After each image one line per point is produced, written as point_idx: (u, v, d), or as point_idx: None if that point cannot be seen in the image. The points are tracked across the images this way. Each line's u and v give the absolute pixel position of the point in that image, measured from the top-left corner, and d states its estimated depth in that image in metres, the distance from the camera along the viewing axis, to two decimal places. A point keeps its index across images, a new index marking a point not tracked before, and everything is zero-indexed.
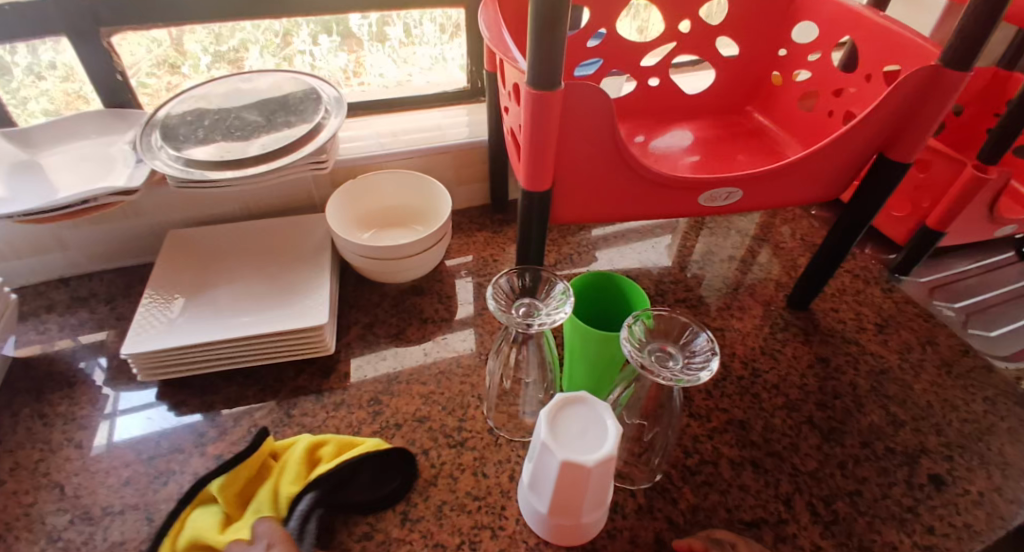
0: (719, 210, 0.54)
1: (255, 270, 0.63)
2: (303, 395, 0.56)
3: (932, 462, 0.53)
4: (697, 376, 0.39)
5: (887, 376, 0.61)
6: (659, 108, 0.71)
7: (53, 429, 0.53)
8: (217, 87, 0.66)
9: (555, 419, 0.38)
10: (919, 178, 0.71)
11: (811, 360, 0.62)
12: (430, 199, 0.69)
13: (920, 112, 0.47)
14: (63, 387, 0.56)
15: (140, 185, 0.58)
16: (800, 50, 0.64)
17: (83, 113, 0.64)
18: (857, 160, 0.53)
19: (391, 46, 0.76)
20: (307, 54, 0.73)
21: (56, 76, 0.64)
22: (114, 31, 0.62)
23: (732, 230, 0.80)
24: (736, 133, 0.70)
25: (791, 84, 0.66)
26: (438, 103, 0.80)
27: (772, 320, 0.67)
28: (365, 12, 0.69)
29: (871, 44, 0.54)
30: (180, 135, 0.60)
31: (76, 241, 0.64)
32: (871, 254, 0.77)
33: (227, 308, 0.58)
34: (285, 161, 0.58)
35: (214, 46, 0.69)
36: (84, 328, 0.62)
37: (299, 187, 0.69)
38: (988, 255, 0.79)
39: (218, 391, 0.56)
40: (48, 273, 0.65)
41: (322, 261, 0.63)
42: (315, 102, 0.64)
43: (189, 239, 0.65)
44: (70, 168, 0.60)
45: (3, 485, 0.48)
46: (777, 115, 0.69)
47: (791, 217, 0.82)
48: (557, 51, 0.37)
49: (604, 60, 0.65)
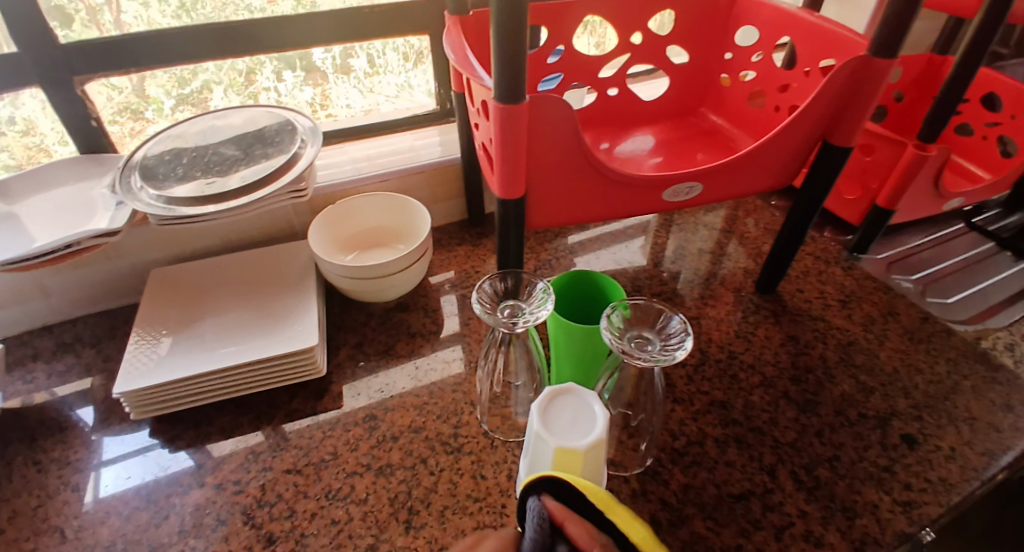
0: (683, 204, 0.57)
1: (242, 301, 0.64)
2: (299, 417, 0.57)
3: (904, 423, 0.56)
4: (673, 355, 0.42)
5: (854, 348, 0.64)
6: (621, 115, 0.74)
7: (49, 474, 0.53)
8: (192, 126, 0.68)
9: (546, 411, 0.40)
10: (866, 162, 0.76)
11: (783, 339, 0.65)
12: (409, 217, 0.71)
13: (853, 99, 0.52)
14: (56, 433, 0.56)
15: (122, 226, 0.59)
16: (745, 51, 0.69)
17: (56, 161, 0.65)
18: (803, 148, 0.57)
19: (356, 77, 0.78)
20: (273, 91, 0.76)
21: (15, 131, 0.65)
22: (88, 79, 0.63)
23: (699, 225, 0.84)
24: (694, 133, 0.74)
25: (739, 83, 0.71)
26: (409, 126, 0.83)
27: (743, 305, 0.70)
28: (329, 44, 0.72)
29: (807, 42, 0.59)
30: (159, 175, 0.62)
31: (59, 288, 0.65)
32: (830, 236, 0.82)
33: (216, 340, 0.59)
34: (267, 192, 0.60)
35: (177, 89, 0.70)
36: (72, 373, 0.62)
37: (279, 217, 0.71)
38: (939, 229, 0.84)
39: (213, 422, 0.56)
40: (31, 322, 0.65)
41: (307, 286, 0.65)
42: (290, 133, 0.67)
43: (173, 276, 0.66)
44: (50, 215, 0.61)
45: (2, 535, 0.48)
46: (729, 114, 0.73)
47: (753, 208, 0.87)
48: (519, 67, 0.40)
49: (564, 74, 0.68)
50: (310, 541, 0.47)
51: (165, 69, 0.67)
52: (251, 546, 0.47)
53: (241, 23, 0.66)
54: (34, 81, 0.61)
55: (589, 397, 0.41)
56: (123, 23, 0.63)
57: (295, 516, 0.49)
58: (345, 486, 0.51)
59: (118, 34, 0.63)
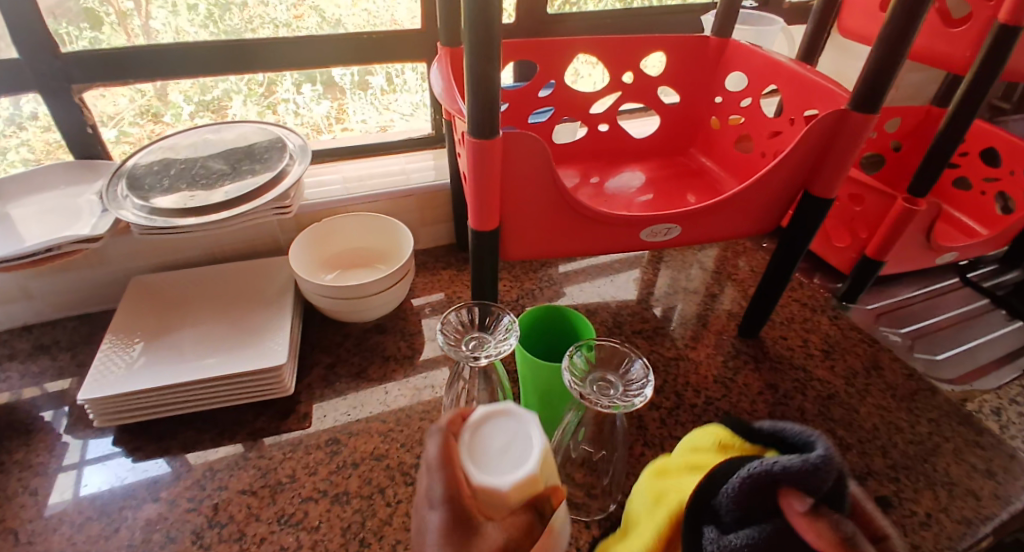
0: (662, 245, 0.57)
1: (218, 313, 0.64)
2: (262, 436, 0.56)
3: (879, 484, 0.54)
4: (632, 402, 0.41)
5: (834, 401, 0.63)
6: (611, 151, 0.75)
7: (6, 478, 0.52)
8: (186, 138, 0.69)
9: (474, 438, 0.30)
10: (855, 211, 0.76)
11: (761, 387, 0.64)
12: (394, 240, 0.71)
13: (834, 151, 0.52)
14: (19, 435, 0.56)
15: (104, 232, 0.60)
16: (734, 96, 0.69)
17: (51, 165, 0.66)
18: (786, 195, 0.57)
19: (372, 94, 0.79)
20: (291, 103, 0.77)
21: (36, 126, 0.66)
22: (86, 88, 0.65)
23: (688, 263, 0.83)
24: (683, 172, 0.74)
25: (728, 126, 0.71)
26: (405, 148, 0.84)
27: (724, 349, 0.69)
28: (346, 63, 0.74)
29: (792, 91, 0.59)
30: (146, 185, 0.62)
31: (40, 289, 0.65)
32: (819, 284, 0.81)
33: (187, 351, 0.59)
34: (251, 207, 0.61)
35: (198, 96, 0.72)
36: (45, 377, 0.61)
37: (265, 232, 0.71)
38: (932, 282, 0.83)
39: (177, 435, 0.56)
40: (10, 321, 0.66)
41: (285, 303, 0.65)
42: (280, 151, 0.67)
43: (154, 284, 0.66)
44: (36, 218, 0.62)
45: None
46: (718, 155, 0.73)
47: (743, 250, 0.86)
48: (490, 104, 0.40)
49: (555, 108, 0.69)
50: None
51: (191, 79, 0.69)
52: None
53: (257, 41, 0.68)
54: (33, 88, 0.63)
55: (528, 422, 0.31)
56: (150, 29, 0.65)
57: (244, 539, 0.48)
58: (299, 512, 0.50)
59: (146, 41, 0.65)
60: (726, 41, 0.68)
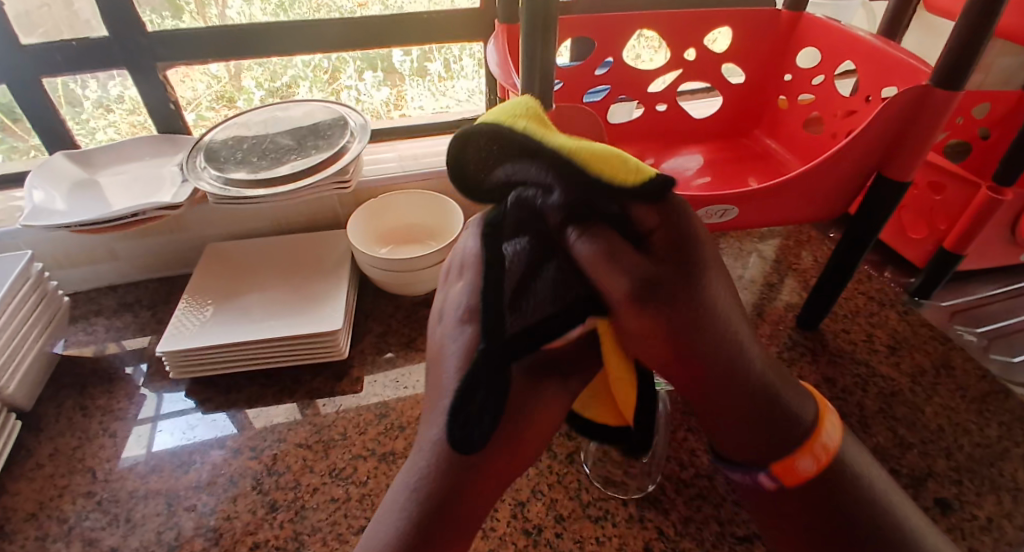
0: (718, 229, 0.55)
1: (280, 280, 0.68)
2: (317, 396, 0.60)
3: (939, 486, 0.51)
4: None
5: (897, 399, 0.59)
6: (666, 132, 0.73)
7: (91, 419, 0.58)
8: (257, 114, 0.73)
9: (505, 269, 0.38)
10: (936, 201, 0.71)
11: (817, 380, 0.60)
12: (445, 216, 0.73)
13: (912, 131, 0.49)
14: (104, 383, 0.61)
15: (184, 201, 0.64)
16: (804, 75, 0.66)
17: (138, 138, 0.72)
18: (856, 178, 0.54)
19: (430, 80, 0.82)
20: (354, 89, 0.80)
21: (123, 108, 0.73)
22: (170, 65, 0.69)
23: (746, 249, 0.80)
24: (743, 155, 0.71)
25: (795, 107, 0.68)
26: (459, 129, 0.85)
27: (781, 340, 0.65)
28: (408, 45, 0.76)
29: (869, 70, 0.56)
30: (222, 157, 0.67)
31: (124, 253, 0.71)
32: (890, 277, 0.76)
33: (251, 313, 0.63)
34: (314, 181, 0.64)
35: (268, 82, 0.77)
36: (127, 332, 0.67)
37: (325, 206, 0.75)
38: (1017, 280, 0.77)
39: (241, 390, 0.60)
40: (98, 281, 0.72)
41: (341, 273, 0.68)
42: (342, 128, 0.70)
43: (224, 251, 0.71)
44: (124, 186, 0.68)
45: (44, 468, 0.53)
46: (784, 139, 0.70)
47: (806, 239, 0.82)
48: (547, 78, 0.41)
49: (612, 87, 0.68)
50: (308, 516, 0.49)
51: (262, 63, 0.74)
52: (255, 510, 0.49)
53: (323, 23, 0.71)
54: (123, 64, 0.68)
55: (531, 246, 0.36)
56: (226, 17, 0.69)
57: (299, 488, 0.51)
58: (348, 467, 0.53)
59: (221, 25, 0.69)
60: (798, 17, 0.65)
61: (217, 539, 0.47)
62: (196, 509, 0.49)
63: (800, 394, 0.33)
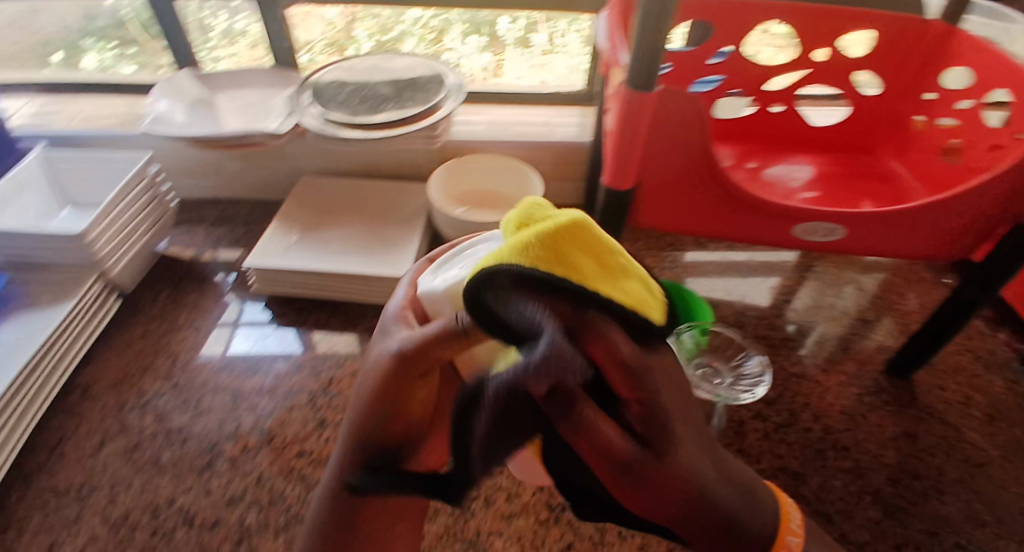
0: (818, 246, 0.51)
1: (360, 220, 0.70)
2: (375, 335, 0.62)
3: None
4: (736, 396, 0.42)
5: (984, 471, 0.52)
6: (776, 139, 0.69)
7: (180, 313, 0.64)
8: (362, 61, 0.75)
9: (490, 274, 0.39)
10: None
11: (895, 432, 0.55)
12: (524, 186, 0.71)
13: None
14: (198, 281, 0.67)
15: (285, 131, 0.67)
16: (946, 95, 0.59)
17: (254, 69, 0.76)
18: (987, 218, 0.48)
19: (532, 52, 0.81)
20: (455, 52, 0.81)
21: (245, 42, 0.79)
22: (290, 5, 0.73)
23: (839, 280, 0.74)
24: (860, 173, 0.65)
25: (933, 128, 0.61)
26: (552, 102, 0.83)
27: (864, 382, 0.61)
28: (515, 11, 0.75)
29: None
30: (325, 95, 0.70)
31: (230, 171, 0.76)
32: (1003, 340, 0.66)
33: (329, 246, 0.67)
34: (405, 131, 0.65)
35: (378, 35, 0.79)
36: (223, 242, 0.73)
37: (411, 158, 0.76)
38: None
39: (310, 314, 0.64)
40: (206, 192, 0.79)
41: (414, 224, 0.69)
42: (439, 85, 0.71)
43: (316, 184, 0.75)
44: (236, 111, 0.72)
45: (136, 344, 0.60)
46: (917, 167, 0.63)
47: (913, 280, 0.74)
48: (655, 56, 0.38)
49: (726, 78, 0.64)
50: None
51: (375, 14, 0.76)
52: (304, 423, 0.53)
53: None
54: None
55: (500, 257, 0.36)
56: None
57: (345, 414, 0.54)
58: None
59: None
60: (954, 28, 0.57)
61: (270, 439, 0.52)
62: (256, 410, 0.54)
63: (756, 486, 0.25)
